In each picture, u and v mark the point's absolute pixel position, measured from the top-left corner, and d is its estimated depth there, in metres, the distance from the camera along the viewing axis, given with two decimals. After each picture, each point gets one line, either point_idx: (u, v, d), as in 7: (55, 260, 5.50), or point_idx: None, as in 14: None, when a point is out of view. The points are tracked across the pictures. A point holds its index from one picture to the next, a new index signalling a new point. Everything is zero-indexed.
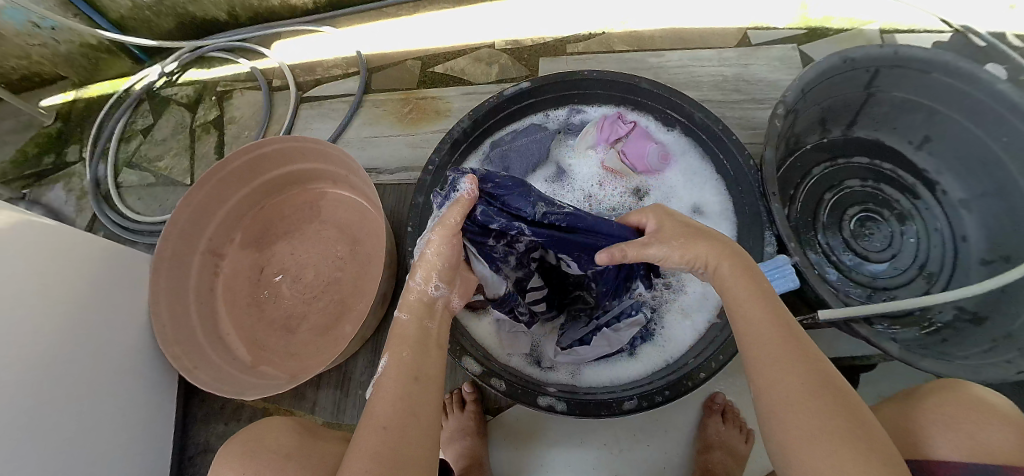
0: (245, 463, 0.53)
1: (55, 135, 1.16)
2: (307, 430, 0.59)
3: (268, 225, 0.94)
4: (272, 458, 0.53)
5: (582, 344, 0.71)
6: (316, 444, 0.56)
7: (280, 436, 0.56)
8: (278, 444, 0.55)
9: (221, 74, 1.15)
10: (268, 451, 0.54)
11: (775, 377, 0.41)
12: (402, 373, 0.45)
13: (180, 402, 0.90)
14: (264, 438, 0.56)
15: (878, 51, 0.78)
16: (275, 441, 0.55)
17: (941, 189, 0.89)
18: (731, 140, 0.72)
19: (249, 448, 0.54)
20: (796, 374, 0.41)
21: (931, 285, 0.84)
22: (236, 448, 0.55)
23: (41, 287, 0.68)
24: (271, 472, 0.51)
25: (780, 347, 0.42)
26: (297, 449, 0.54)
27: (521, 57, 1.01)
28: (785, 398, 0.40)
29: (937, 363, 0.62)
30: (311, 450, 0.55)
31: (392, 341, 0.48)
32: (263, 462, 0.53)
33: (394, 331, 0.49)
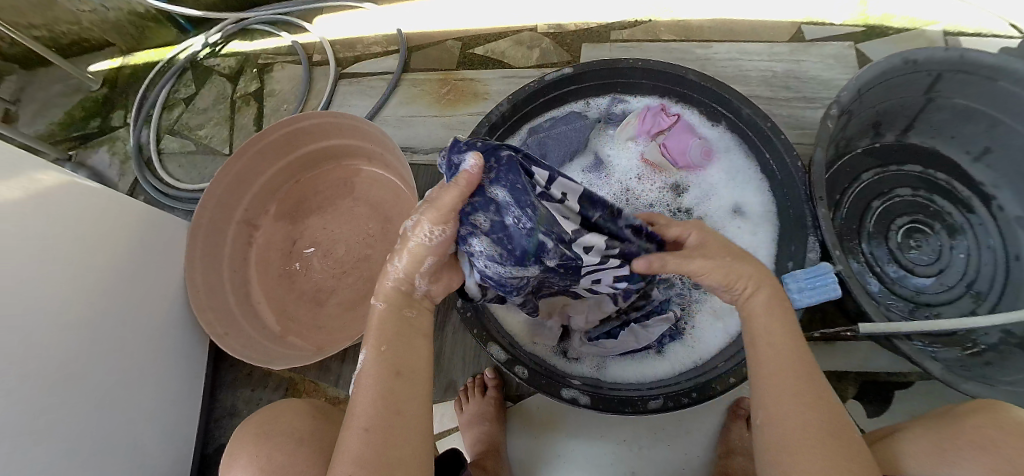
0: (261, 443, 0.54)
1: (101, 100, 1.20)
2: (322, 413, 0.60)
3: (302, 199, 0.95)
4: (287, 442, 0.54)
5: (609, 337, 0.68)
6: (328, 426, 0.57)
7: (295, 418, 0.57)
8: (293, 426, 0.55)
9: (263, 47, 1.16)
10: (284, 432, 0.55)
11: (788, 416, 0.41)
12: (379, 369, 0.42)
13: (211, 366, 0.93)
14: (280, 417, 0.57)
15: (942, 53, 0.74)
16: (290, 423, 0.56)
17: (996, 204, 0.84)
18: (780, 139, 0.69)
19: (264, 430, 0.55)
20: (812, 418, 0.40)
21: (979, 305, 0.80)
22: (251, 428, 0.57)
23: (84, 248, 0.70)
24: (285, 455, 0.52)
25: (799, 390, 0.42)
26: (310, 431, 0.55)
27: (563, 43, 0.99)
28: (795, 439, 0.39)
29: (980, 386, 0.59)
30: (323, 434, 0.56)
31: (370, 328, 0.46)
32: (279, 441, 0.54)
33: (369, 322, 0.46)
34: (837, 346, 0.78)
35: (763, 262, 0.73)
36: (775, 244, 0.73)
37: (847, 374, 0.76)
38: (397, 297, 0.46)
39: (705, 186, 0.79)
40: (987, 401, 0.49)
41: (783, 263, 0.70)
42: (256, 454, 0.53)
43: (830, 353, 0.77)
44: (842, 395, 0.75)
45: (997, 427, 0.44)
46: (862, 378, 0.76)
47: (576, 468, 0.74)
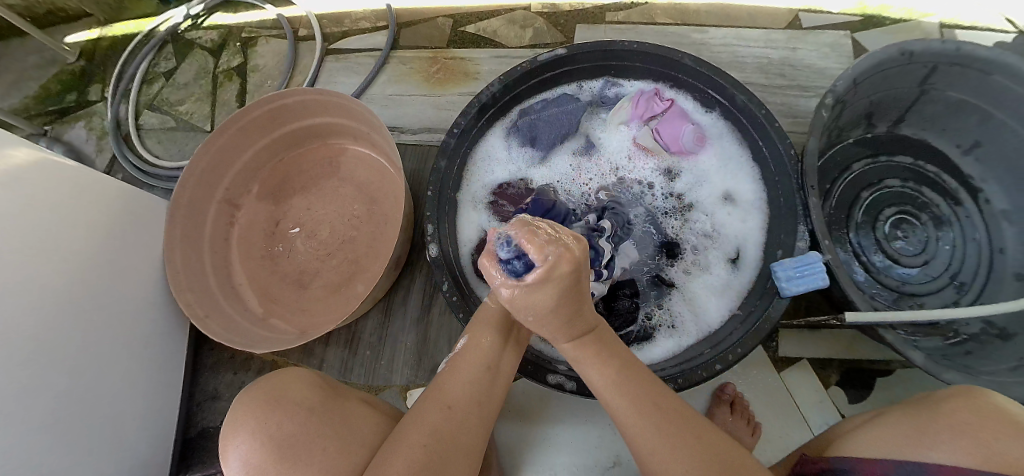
0: (272, 408, 0.50)
1: (78, 73, 1.15)
2: (328, 385, 0.58)
3: (286, 178, 0.92)
4: (300, 410, 0.51)
5: (622, 344, 0.70)
6: (336, 400, 0.55)
7: (304, 388, 0.54)
8: (306, 395, 0.53)
9: (247, 20, 1.12)
10: (293, 401, 0.52)
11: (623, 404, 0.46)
12: (477, 358, 0.50)
13: (191, 348, 0.92)
14: (290, 385, 0.53)
15: (939, 44, 0.73)
16: (299, 392, 0.53)
17: (984, 197, 0.84)
18: (773, 126, 0.68)
19: (277, 394, 0.52)
20: (631, 397, 0.46)
21: (961, 296, 0.80)
22: (257, 391, 0.53)
23: (57, 225, 0.67)
24: (296, 424, 0.50)
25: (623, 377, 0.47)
26: (320, 404, 0.53)
27: (557, 23, 0.96)
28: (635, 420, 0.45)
29: (961, 376, 0.59)
30: (334, 409, 0.54)
31: (476, 321, 0.53)
32: (289, 409, 0.51)
33: (480, 312, 0.54)
34: (822, 336, 0.78)
35: (753, 250, 0.72)
36: (764, 233, 0.72)
37: (831, 362, 0.77)
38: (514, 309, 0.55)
39: (696, 173, 0.78)
40: (968, 392, 0.49)
41: (772, 251, 0.69)
42: (262, 420, 0.50)
43: (815, 341, 0.78)
44: (826, 382, 0.76)
45: (975, 414, 0.44)
46: (846, 368, 0.76)
47: (561, 454, 0.73)
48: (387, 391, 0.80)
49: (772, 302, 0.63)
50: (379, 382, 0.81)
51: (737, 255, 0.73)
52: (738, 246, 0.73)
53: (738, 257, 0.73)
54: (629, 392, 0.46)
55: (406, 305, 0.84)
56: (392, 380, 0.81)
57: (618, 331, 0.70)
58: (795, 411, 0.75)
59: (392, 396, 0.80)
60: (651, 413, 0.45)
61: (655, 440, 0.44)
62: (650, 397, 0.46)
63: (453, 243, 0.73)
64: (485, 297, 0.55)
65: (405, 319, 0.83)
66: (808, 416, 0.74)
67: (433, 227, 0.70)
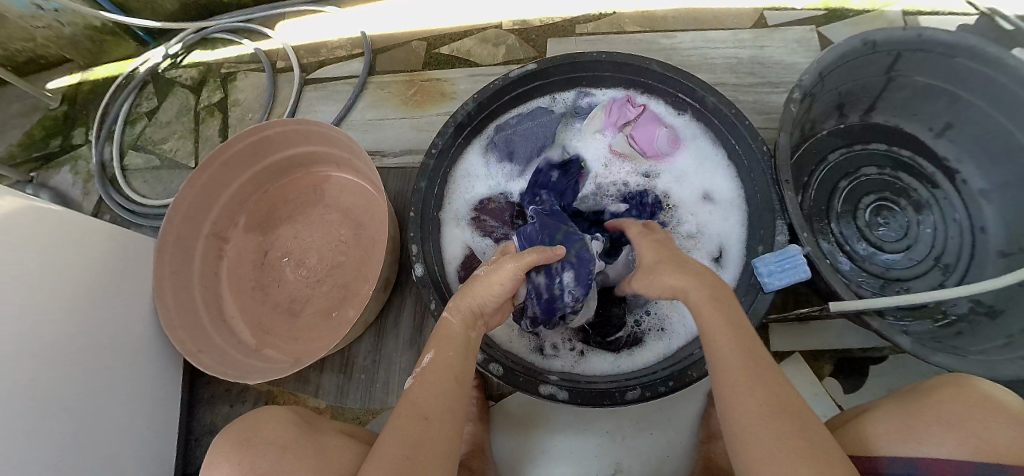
0: (244, 452, 0.52)
1: (61, 118, 1.16)
2: (306, 421, 0.58)
3: (272, 209, 0.93)
4: (271, 448, 0.52)
5: (612, 351, 0.70)
6: (313, 434, 0.56)
7: (277, 426, 0.55)
8: (277, 433, 0.54)
9: (226, 56, 1.14)
10: (266, 441, 0.53)
11: (739, 396, 0.41)
12: (443, 371, 0.49)
13: (187, 384, 0.91)
14: (262, 426, 0.55)
15: (901, 32, 0.75)
16: (271, 431, 0.54)
17: (960, 178, 0.86)
18: (744, 125, 0.70)
19: (248, 437, 0.53)
20: (757, 395, 0.41)
21: (947, 277, 0.81)
22: (233, 436, 0.54)
23: (46, 272, 0.68)
24: (266, 462, 0.50)
25: (741, 367, 0.43)
26: (293, 439, 0.53)
27: (529, 38, 0.98)
28: (749, 415, 0.40)
29: (950, 358, 0.60)
30: (311, 441, 0.54)
31: (437, 338, 0.53)
32: (260, 449, 0.52)
33: (440, 330, 0.54)
34: (810, 327, 0.79)
35: (734, 247, 0.73)
36: (745, 230, 0.73)
37: (822, 352, 0.77)
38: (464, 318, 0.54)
39: (673, 175, 0.79)
40: (955, 376, 0.50)
41: (753, 248, 0.70)
42: (238, 462, 0.51)
43: (805, 334, 0.79)
44: (819, 373, 0.76)
45: (962, 401, 0.45)
46: (836, 357, 0.77)
47: (562, 463, 0.73)
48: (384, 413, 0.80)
49: (757, 298, 0.64)
50: (375, 405, 0.81)
51: (720, 254, 0.74)
52: (720, 244, 0.74)
53: (720, 255, 0.74)
54: (745, 366, 0.43)
55: (398, 326, 0.85)
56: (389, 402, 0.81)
57: (607, 336, 0.71)
58: None
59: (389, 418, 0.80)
60: (760, 389, 0.41)
61: (750, 411, 0.40)
62: (768, 379, 0.42)
63: (439, 262, 0.74)
64: (444, 316, 0.55)
65: (398, 340, 0.84)
66: None
67: (418, 247, 0.70)
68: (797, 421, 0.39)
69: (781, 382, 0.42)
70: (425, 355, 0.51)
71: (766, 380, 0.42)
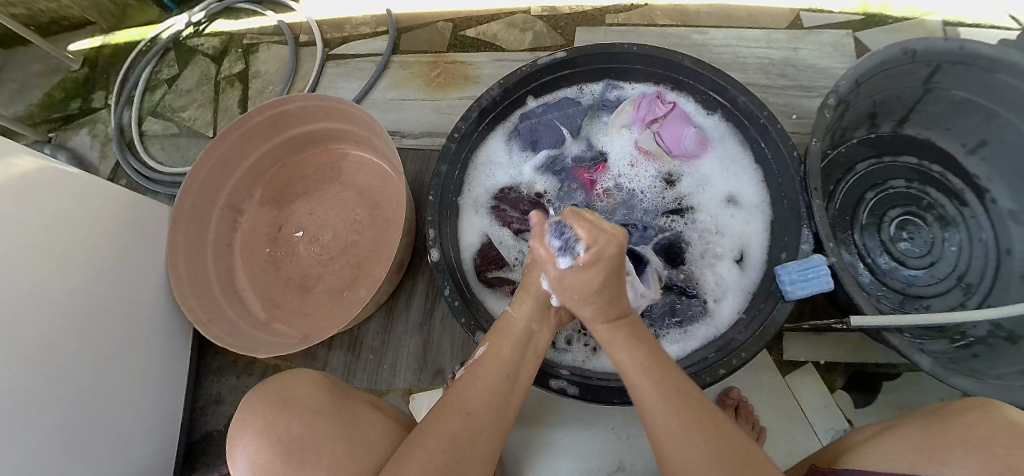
0: (278, 412, 0.51)
1: (81, 81, 1.16)
2: (335, 389, 0.58)
3: (289, 184, 0.92)
4: (305, 412, 0.51)
5: None
6: (345, 403, 0.55)
7: (311, 391, 0.54)
8: (312, 398, 0.53)
9: (248, 26, 1.13)
10: (300, 404, 0.52)
11: (661, 419, 0.45)
12: (497, 368, 0.50)
13: (195, 353, 0.92)
14: (295, 389, 0.54)
15: (942, 43, 0.72)
16: (306, 394, 0.53)
17: (990, 197, 0.83)
18: (776, 128, 0.68)
19: (283, 398, 0.52)
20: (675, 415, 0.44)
21: (968, 297, 0.80)
22: (263, 395, 0.53)
23: (61, 234, 0.68)
24: (298, 427, 0.50)
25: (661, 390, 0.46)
26: (328, 406, 0.53)
27: (557, 25, 0.97)
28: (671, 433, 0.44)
29: (969, 381, 0.59)
30: (343, 411, 0.53)
31: (495, 332, 0.55)
32: (295, 411, 0.51)
33: (501, 325, 0.55)
34: (826, 338, 0.77)
35: (756, 253, 0.72)
36: (767, 236, 0.72)
37: (836, 365, 0.76)
38: (532, 312, 0.56)
39: (699, 176, 0.78)
40: (975, 400, 0.49)
41: (776, 254, 0.69)
42: (271, 423, 0.50)
43: (820, 345, 0.77)
44: (831, 386, 0.75)
45: (984, 426, 0.44)
46: (850, 370, 0.76)
47: (565, 459, 0.73)
48: (390, 395, 0.81)
49: (775, 306, 0.62)
50: (381, 386, 0.81)
51: (740, 258, 0.72)
52: (741, 249, 0.73)
53: (741, 260, 0.72)
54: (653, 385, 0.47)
55: (408, 309, 0.84)
56: (395, 385, 0.81)
57: None
58: (799, 414, 0.74)
59: (395, 401, 0.80)
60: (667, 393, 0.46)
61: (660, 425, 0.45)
62: (686, 399, 0.45)
63: (455, 248, 0.73)
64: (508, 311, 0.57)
65: (408, 323, 0.83)
66: (812, 418, 0.74)
67: (435, 231, 0.70)
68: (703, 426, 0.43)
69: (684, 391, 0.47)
70: (480, 346, 0.53)
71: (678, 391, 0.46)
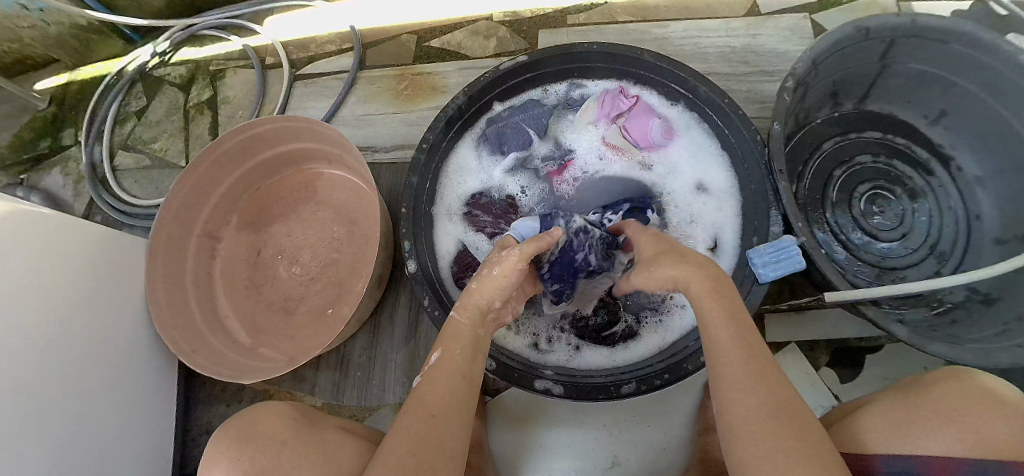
0: (244, 447, 0.51)
1: (50, 119, 1.15)
2: (305, 416, 0.57)
3: (264, 207, 0.92)
4: (270, 445, 0.51)
5: (610, 344, 0.70)
6: (314, 429, 0.55)
7: (277, 421, 0.54)
8: (277, 428, 0.53)
9: (214, 53, 1.12)
10: (266, 436, 0.52)
11: (736, 398, 0.43)
12: (450, 370, 0.50)
13: (182, 386, 0.91)
14: (260, 420, 0.54)
15: (895, 18, 0.74)
16: (273, 425, 0.54)
17: (956, 166, 0.85)
18: (737, 114, 0.69)
19: (247, 433, 0.53)
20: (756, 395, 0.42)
21: (942, 265, 0.81)
22: (233, 432, 0.54)
23: (37, 275, 0.67)
24: (265, 459, 0.50)
25: (740, 368, 0.44)
26: (293, 434, 0.53)
27: (520, 30, 0.97)
28: (746, 415, 0.42)
29: (946, 346, 0.60)
30: (310, 436, 0.53)
31: (446, 337, 0.54)
32: (259, 445, 0.51)
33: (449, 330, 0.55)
34: (806, 317, 0.79)
35: (729, 239, 0.73)
36: (739, 221, 0.73)
37: (818, 343, 0.77)
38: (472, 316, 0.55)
39: (667, 166, 0.79)
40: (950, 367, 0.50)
41: (748, 239, 0.70)
42: (240, 459, 0.50)
43: (801, 324, 0.78)
44: (815, 364, 0.77)
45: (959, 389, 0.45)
46: (832, 347, 0.77)
47: (560, 457, 0.74)
48: (381, 411, 0.80)
49: (751, 290, 0.64)
50: (372, 402, 0.81)
51: (713, 245, 0.73)
52: (714, 235, 0.74)
53: (715, 247, 0.73)
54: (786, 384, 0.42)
55: (393, 323, 0.84)
56: (386, 399, 0.81)
57: (601, 330, 0.71)
58: None
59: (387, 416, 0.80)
60: (755, 391, 0.42)
61: (744, 426, 0.41)
62: (767, 378, 0.43)
63: (431, 258, 0.73)
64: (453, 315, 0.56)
65: (394, 337, 0.83)
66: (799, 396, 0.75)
67: (410, 243, 0.70)
68: (797, 426, 0.40)
69: (775, 377, 0.44)
70: (433, 353, 0.52)
71: (762, 378, 0.43)
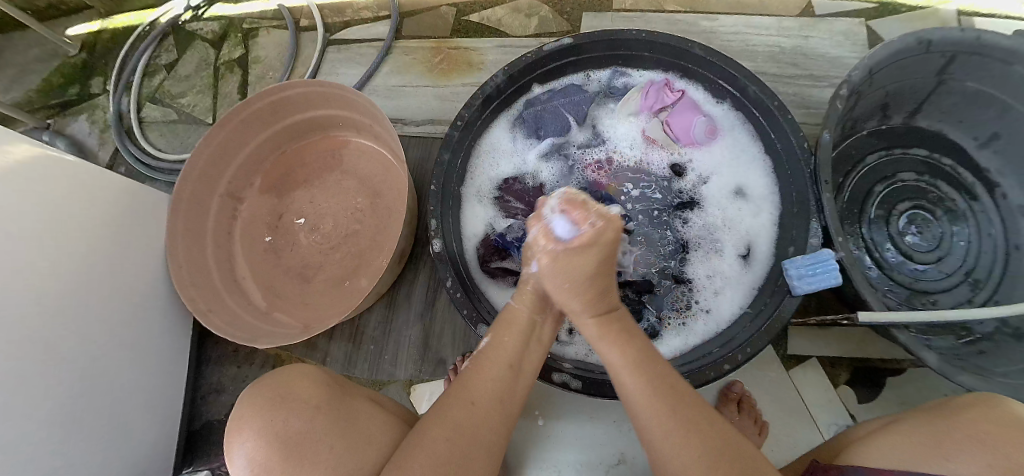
0: (276, 409, 0.50)
1: (80, 65, 1.14)
2: (335, 383, 0.57)
3: (289, 171, 0.91)
4: (304, 409, 0.50)
5: None
6: (344, 397, 0.54)
7: (311, 386, 0.53)
8: (311, 393, 0.52)
9: (248, 11, 1.10)
10: (300, 400, 0.51)
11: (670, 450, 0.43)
12: (500, 359, 0.50)
13: (195, 343, 0.91)
14: (293, 384, 0.53)
15: (958, 33, 0.70)
16: (306, 389, 0.52)
17: (1000, 192, 0.82)
18: (787, 118, 0.66)
19: (281, 395, 0.51)
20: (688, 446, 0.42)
21: (975, 293, 0.78)
22: (261, 392, 0.52)
23: (58, 221, 0.67)
24: (300, 424, 0.49)
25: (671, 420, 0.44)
26: (326, 401, 0.52)
27: (563, 11, 0.94)
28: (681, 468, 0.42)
29: (975, 378, 0.58)
30: (341, 405, 0.53)
31: (500, 323, 0.54)
32: (294, 407, 0.50)
33: (506, 315, 0.55)
34: (832, 332, 0.76)
35: (763, 246, 0.71)
36: (776, 228, 0.70)
37: (840, 360, 0.75)
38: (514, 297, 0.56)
39: (707, 166, 0.76)
40: (987, 399, 0.48)
41: (783, 248, 0.68)
42: (269, 420, 0.49)
43: (825, 339, 0.76)
44: (835, 381, 0.75)
45: (999, 424, 0.43)
46: (855, 365, 0.75)
47: (567, 451, 0.73)
48: (391, 386, 0.80)
49: (782, 300, 0.61)
50: (382, 377, 0.80)
51: (747, 251, 0.71)
52: (748, 242, 0.72)
53: (748, 253, 0.71)
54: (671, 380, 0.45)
55: (409, 300, 0.83)
56: (396, 375, 0.80)
57: None
58: (804, 409, 0.74)
59: (396, 391, 0.79)
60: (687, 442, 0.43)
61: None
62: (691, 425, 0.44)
63: (456, 237, 0.72)
64: (512, 303, 0.56)
65: (409, 314, 0.83)
66: (816, 413, 0.73)
67: (437, 221, 0.69)
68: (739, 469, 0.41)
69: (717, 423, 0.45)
70: (483, 338, 0.53)
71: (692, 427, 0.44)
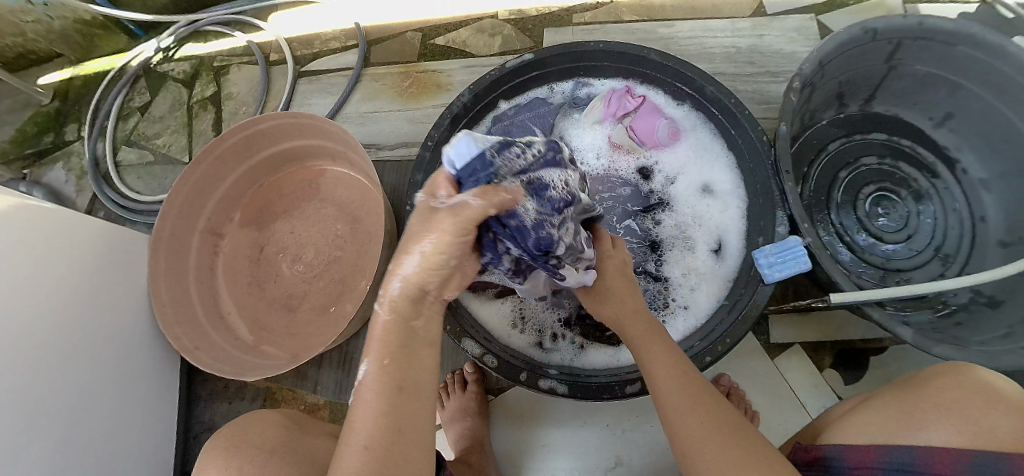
0: (231, 456, 0.51)
1: (53, 114, 1.15)
2: (296, 424, 0.58)
3: (268, 203, 0.92)
4: (260, 451, 0.51)
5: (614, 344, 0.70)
6: (303, 437, 0.55)
7: (267, 430, 0.54)
8: (263, 438, 0.53)
9: (218, 49, 1.12)
10: (254, 444, 0.52)
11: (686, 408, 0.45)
12: (382, 383, 0.39)
13: (184, 382, 0.91)
14: (252, 429, 0.55)
15: (900, 21, 0.74)
16: (259, 435, 0.54)
17: (961, 168, 0.85)
18: (744, 115, 0.69)
19: (234, 443, 0.53)
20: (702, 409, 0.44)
21: (947, 267, 0.81)
22: (221, 442, 0.54)
23: (38, 269, 0.67)
24: (254, 465, 0.50)
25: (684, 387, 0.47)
26: (282, 442, 0.53)
27: (525, 28, 0.97)
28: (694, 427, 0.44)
29: (951, 349, 0.59)
30: (298, 442, 0.54)
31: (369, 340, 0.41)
32: (249, 450, 0.51)
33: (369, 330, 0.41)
34: (812, 317, 0.78)
35: (734, 239, 0.73)
36: (744, 221, 0.73)
37: (822, 344, 0.77)
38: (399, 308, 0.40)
39: (674, 166, 0.78)
40: (953, 367, 0.50)
41: (753, 240, 0.70)
42: (224, 467, 0.50)
43: (805, 324, 0.78)
44: (819, 365, 0.76)
45: (962, 392, 0.44)
46: (835, 348, 0.77)
47: (562, 457, 0.73)
48: None
49: (755, 291, 0.63)
50: None
51: (719, 245, 0.73)
52: (719, 236, 0.74)
53: (720, 246, 0.73)
54: (686, 385, 0.47)
55: None
56: None
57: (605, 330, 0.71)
58: (790, 394, 0.75)
59: None
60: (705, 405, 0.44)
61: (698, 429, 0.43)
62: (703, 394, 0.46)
63: None
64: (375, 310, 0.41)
65: None
66: (803, 398, 0.75)
67: None
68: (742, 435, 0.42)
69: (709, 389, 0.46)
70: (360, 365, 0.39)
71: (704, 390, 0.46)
